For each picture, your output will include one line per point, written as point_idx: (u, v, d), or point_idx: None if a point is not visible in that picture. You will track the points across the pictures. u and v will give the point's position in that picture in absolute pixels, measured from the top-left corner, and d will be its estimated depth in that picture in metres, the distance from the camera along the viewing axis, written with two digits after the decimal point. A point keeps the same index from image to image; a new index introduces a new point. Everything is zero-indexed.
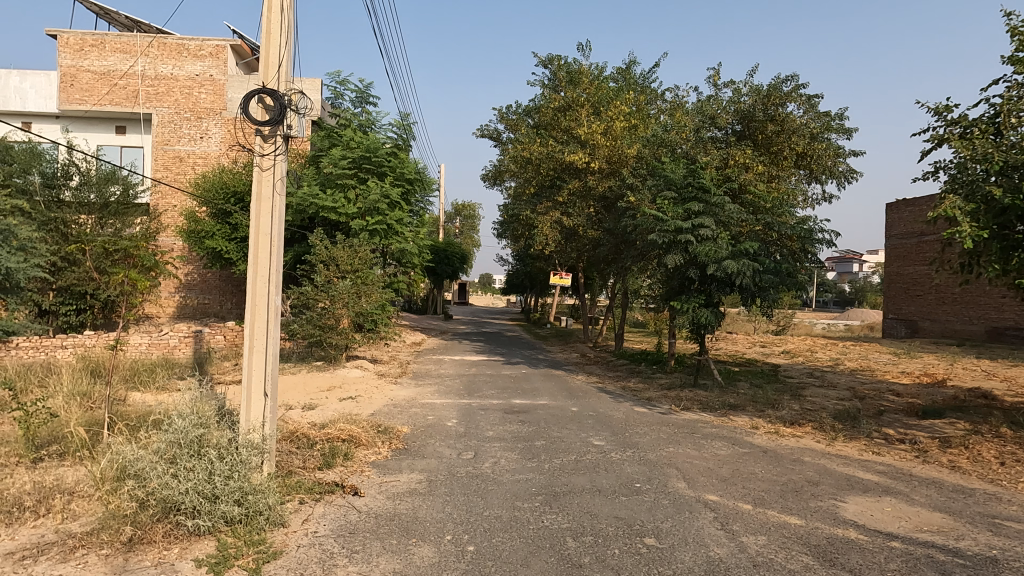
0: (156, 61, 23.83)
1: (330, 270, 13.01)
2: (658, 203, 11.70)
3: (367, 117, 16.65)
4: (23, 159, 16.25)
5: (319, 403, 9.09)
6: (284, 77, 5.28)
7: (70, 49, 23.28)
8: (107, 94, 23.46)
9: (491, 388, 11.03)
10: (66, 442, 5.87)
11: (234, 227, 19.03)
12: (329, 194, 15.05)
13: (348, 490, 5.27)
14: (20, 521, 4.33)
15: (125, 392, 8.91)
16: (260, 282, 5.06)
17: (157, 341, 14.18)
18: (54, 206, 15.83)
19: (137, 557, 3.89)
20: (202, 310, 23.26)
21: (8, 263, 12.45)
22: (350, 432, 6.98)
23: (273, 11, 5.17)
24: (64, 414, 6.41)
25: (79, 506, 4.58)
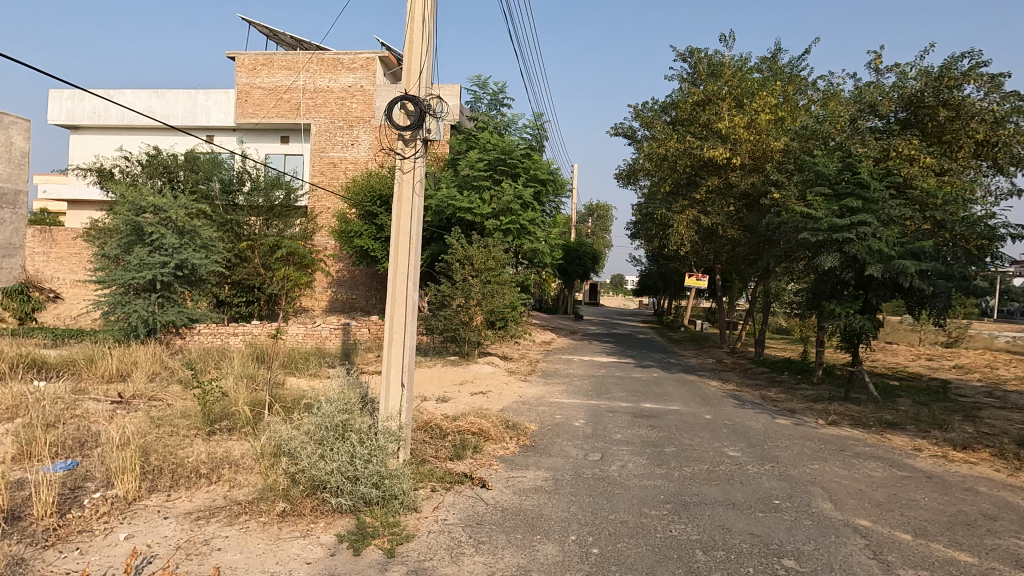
0: (315, 76, 25.98)
1: (466, 268, 13.40)
2: (808, 200, 10.85)
3: (502, 119, 17.16)
4: (206, 167, 18.30)
5: (452, 396, 9.47)
6: (425, 83, 5.55)
7: (246, 69, 26.19)
8: (274, 107, 26.06)
9: (620, 390, 10.85)
10: (234, 418, 6.56)
11: (379, 228, 20.35)
12: (466, 195, 15.68)
13: (477, 481, 5.43)
14: (197, 485, 4.92)
15: (283, 377, 9.87)
16: (399, 278, 5.37)
17: (311, 331, 15.52)
18: (230, 210, 17.77)
19: (290, 527, 4.27)
20: (350, 304, 25.07)
21: (191, 259, 14.26)
22: (480, 425, 7.18)
23: (415, 20, 5.47)
24: (233, 393, 7.19)
25: (243, 477, 5.10)
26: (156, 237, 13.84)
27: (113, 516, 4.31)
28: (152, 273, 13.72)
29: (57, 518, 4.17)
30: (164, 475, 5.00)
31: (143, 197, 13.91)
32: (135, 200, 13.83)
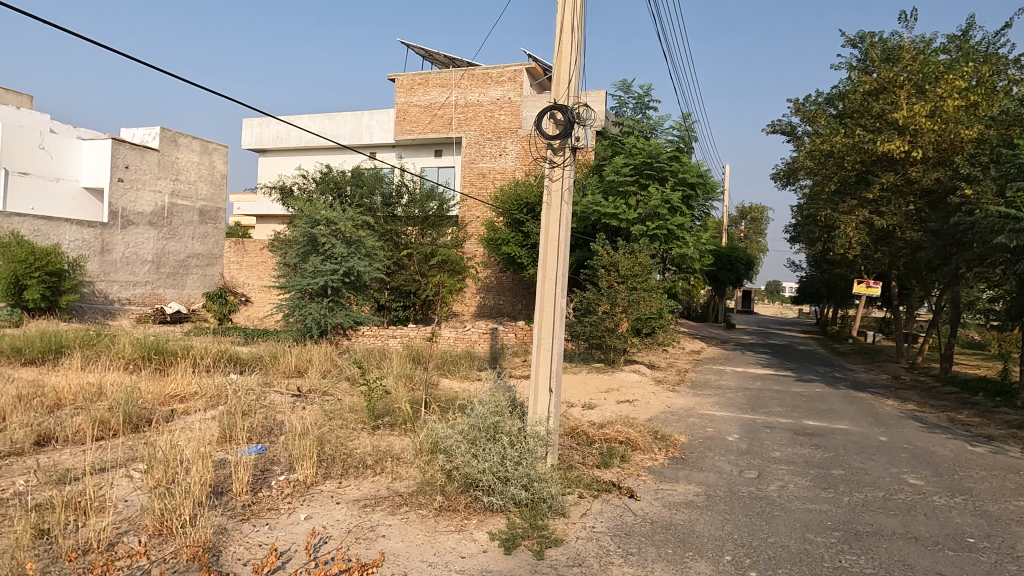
0: (466, 91, 27.23)
1: (612, 274, 13.27)
2: (1008, 197, 9.44)
3: (649, 122, 16.81)
4: (369, 182, 19.95)
5: (598, 403, 9.42)
6: (574, 92, 5.61)
7: (404, 89, 28.15)
8: (429, 123, 27.70)
9: (778, 405, 10.14)
10: (395, 415, 7.02)
11: (525, 235, 20.78)
12: (611, 201, 15.66)
13: (624, 491, 5.35)
14: (363, 475, 5.34)
15: (436, 378, 10.40)
16: (548, 285, 5.46)
17: (462, 335, 16.17)
18: (390, 220, 19.21)
19: (445, 521, 4.49)
20: (497, 310, 25.84)
21: (357, 266, 15.56)
22: (627, 433, 7.05)
23: (564, 30, 5.54)
24: (394, 392, 7.71)
25: (403, 470, 5.45)
26: (328, 247, 15.33)
27: (294, 497, 4.81)
28: (324, 279, 15.20)
29: (251, 495, 4.74)
30: (336, 464, 5.48)
31: (318, 211, 15.48)
32: (311, 214, 15.48)
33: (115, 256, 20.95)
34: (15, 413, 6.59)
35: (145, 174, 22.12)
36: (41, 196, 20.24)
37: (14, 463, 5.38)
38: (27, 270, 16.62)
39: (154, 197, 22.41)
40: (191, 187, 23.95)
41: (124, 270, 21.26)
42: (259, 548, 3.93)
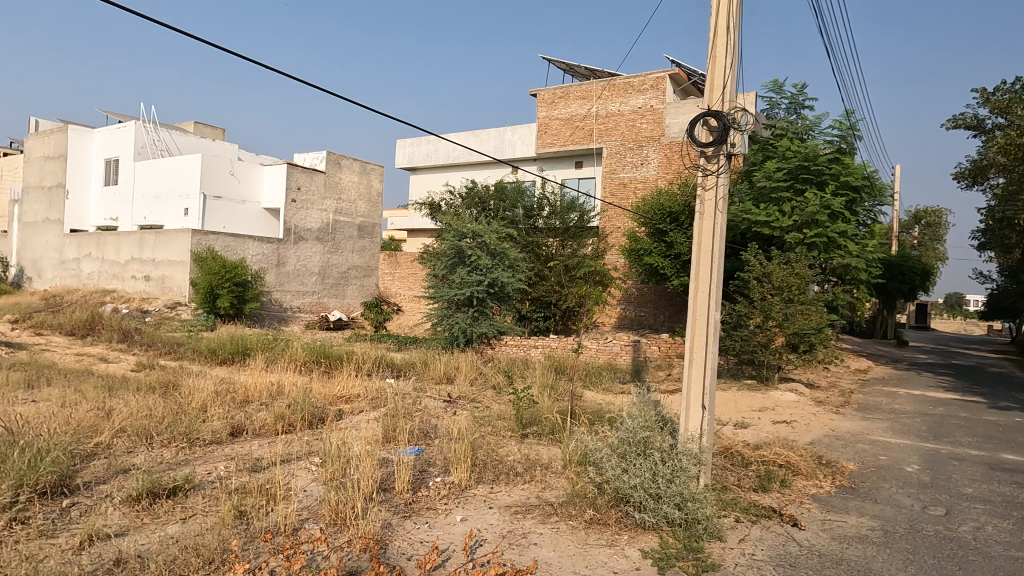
0: (606, 102, 27.18)
1: (764, 286, 12.50)
2: None
3: (804, 123, 15.72)
4: (511, 197, 20.60)
5: (751, 422, 8.89)
6: (729, 97, 5.41)
7: (545, 103, 28.78)
8: (570, 136, 28.00)
9: (966, 434, 8.94)
10: (542, 425, 7.08)
11: (668, 245, 20.17)
12: (762, 208, 14.90)
13: (787, 519, 4.99)
14: (514, 482, 5.46)
15: (580, 389, 10.40)
16: (700, 297, 5.29)
17: (603, 347, 16.01)
18: (532, 232, 19.64)
19: (596, 534, 4.47)
20: (638, 322, 25.33)
21: (501, 277, 16.03)
22: (787, 456, 6.57)
23: (718, 33, 5.36)
24: (540, 402, 7.79)
25: (552, 480, 5.50)
26: (474, 258, 15.98)
27: (450, 499, 5.02)
28: (469, 290, 15.80)
29: (411, 494, 5.03)
30: (488, 469, 5.65)
31: (464, 225, 16.24)
32: (458, 228, 16.28)
33: (288, 268, 23.34)
34: (213, 407, 7.52)
35: (314, 194, 24.48)
36: (231, 217, 23.10)
37: (215, 450, 6.14)
38: (220, 281, 19.01)
39: (320, 215, 24.71)
40: (352, 205, 26.09)
41: (295, 281, 23.63)
42: (421, 544, 4.16)
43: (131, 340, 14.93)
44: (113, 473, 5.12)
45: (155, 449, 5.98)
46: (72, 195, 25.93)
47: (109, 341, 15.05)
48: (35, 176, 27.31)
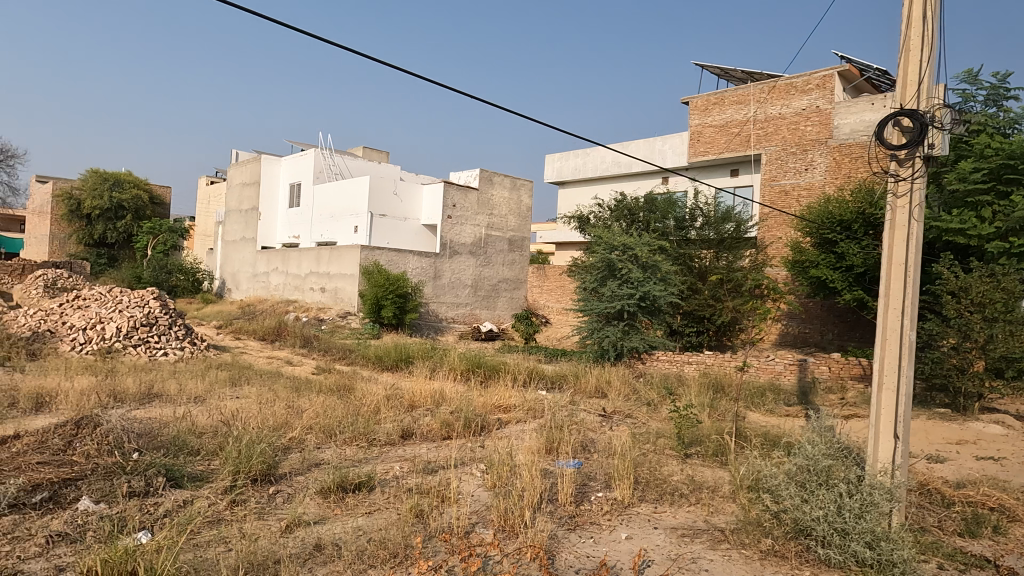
0: (766, 105, 25.67)
1: (961, 301, 11.05)
2: None
3: (1007, 116, 13.80)
4: (662, 207, 20.09)
5: (949, 457, 7.85)
6: (925, 94, 4.87)
7: (698, 110, 27.95)
8: (725, 143, 26.85)
9: None
10: (707, 445, 6.76)
11: (839, 257, 18.44)
12: (955, 215, 13.30)
13: (1005, 571, 4.32)
14: (679, 503, 5.28)
15: (742, 409, 9.84)
16: (892, 314, 4.80)
17: (765, 366, 15.06)
18: (684, 244, 19.03)
19: (773, 567, 4.18)
20: (803, 339, 23.50)
21: (652, 290, 15.66)
22: (1000, 499, 5.71)
23: (912, 24, 4.85)
24: (703, 423, 7.45)
25: (720, 505, 5.24)
26: (625, 271, 15.81)
27: (614, 515, 4.97)
28: (620, 303, 15.66)
29: (574, 507, 5.05)
30: (651, 488, 5.52)
31: (615, 237, 16.13)
32: (609, 240, 16.21)
33: (444, 280, 24.62)
34: (385, 410, 8.09)
35: (468, 210, 25.60)
36: (394, 233, 24.87)
37: (389, 450, 6.59)
38: (385, 293, 20.51)
39: (474, 230, 25.80)
40: (503, 220, 26.94)
41: (450, 293, 24.85)
42: (588, 559, 4.15)
43: (310, 346, 16.56)
44: (307, 466, 5.69)
45: (338, 447, 6.55)
46: (263, 216, 29.42)
47: (293, 346, 16.80)
48: (236, 201, 31.36)
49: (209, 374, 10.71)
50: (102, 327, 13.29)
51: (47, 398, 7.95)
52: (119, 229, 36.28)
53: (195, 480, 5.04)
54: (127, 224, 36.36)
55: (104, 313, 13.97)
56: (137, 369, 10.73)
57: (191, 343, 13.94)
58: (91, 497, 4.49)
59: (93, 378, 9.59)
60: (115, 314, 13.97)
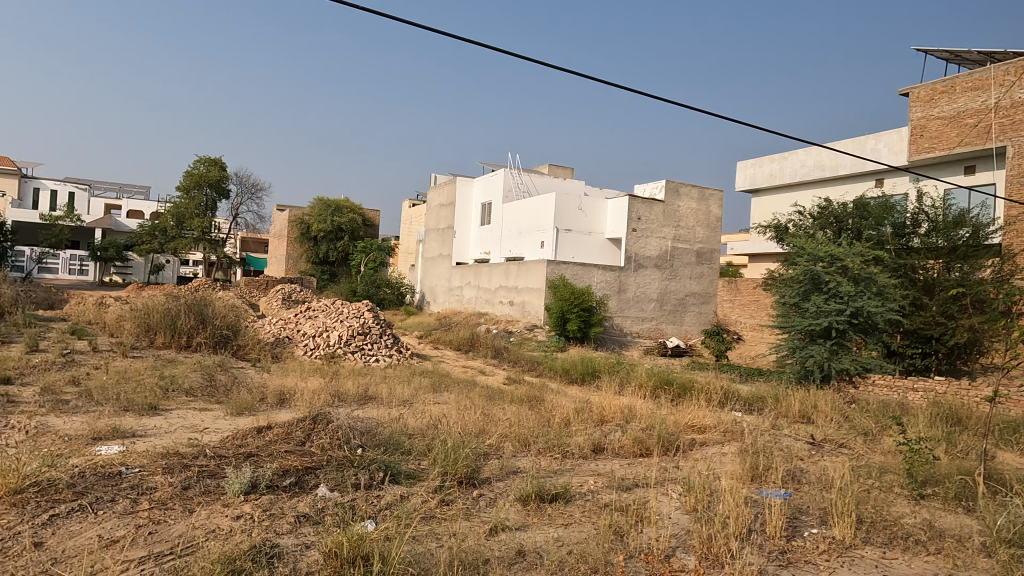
0: (1012, 89, 21.34)
1: None
2: None
3: None
4: (876, 212, 17.92)
5: None
6: None
7: (921, 101, 24.65)
8: (957, 137, 23.28)
9: None
10: (947, 487, 5.80)
11: None
12: None
13: None
14: (915, 551, 4.60)
15: (990, 447, 8.34)
16: None
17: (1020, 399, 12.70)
18: (905, 253, 16.75)
19: None
20: None
21: (867, 306, 13.96)
22: None
23: None
24: (940, 461, 6.42)
25: (971, 559, 4.46)
26: (833, 284, 14.36)
27: (832, 556, 4.47)
28: (828, 319, 14.18)
29: (785, 542, 4.64)
30: (878, 530, 4.89)
31: (820, 248, 14.85)
32: (813, 251, 14.95)
33: (629, 294, 24.35)
34: (575, 423, 8.16)
35: (654, 222, 25.04)
36: (579, 247, 25.20)
37: (581, 464, 6.63)
38: (570, 306, 20.81)
39: (659, 243, 25.16)
40: (691, 232, 25.96)
41: (635, 307, 24.49)
42: None
43: (501, 357, 17.33)
44: (506, 473, 5.93)
45: (533, 456, 6.74)
46: (458, 234, 31.52)
47: (485, 356, 17.72)
48: (434, 220, 34.02)
49: (413, 380, 11.68)
50: (327, 335, 15.16)
51: (287, 395, 9.23)
52: (338, 249, 41.23)
53: (409, 477, 5.51)
54: (344, 244, 41.21)
55: (329, 323, 15.93)
56: (355, 373, 12.05)
57: (398, 351, 15.33)
58: (327, 485, 5.11)
59: (322, 379, 10.94)
60: (337, 323, 15.87)
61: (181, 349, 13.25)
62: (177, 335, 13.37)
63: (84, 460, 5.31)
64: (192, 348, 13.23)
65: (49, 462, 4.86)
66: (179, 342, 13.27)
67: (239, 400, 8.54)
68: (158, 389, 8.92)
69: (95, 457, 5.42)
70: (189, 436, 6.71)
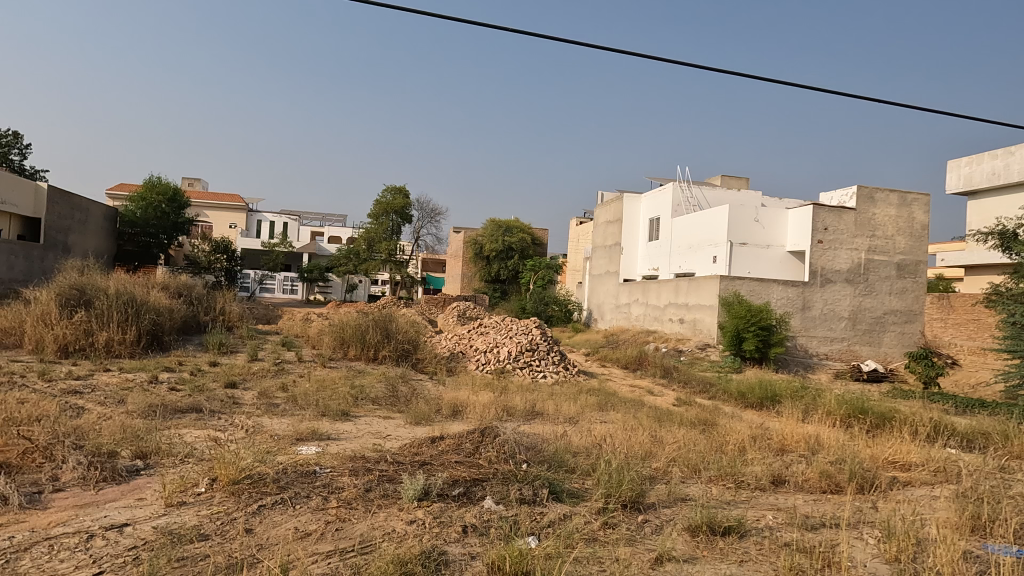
0: None
1: None
2: None
3: None
4: None
5: None
6: None
7: None
8: None
9: None
10: None
11: None
12: None
13: None
14: None
15: None
16: None
17: None
18: None
19: None
20: None
21: None
22: None
23: None
24: None
25: None
26: None
27: None
28: None
29: None
30: None
31: None
32: None
33: (815, 312, 22.24)
34: (752, 450, 7.57)
35: (844, 233, 22.61)
36: (756, 262, 23.62)
37: (759, 496, 6.10)
38: (746, 325, 19.48)
39: (851, 255, 22.67)
40: (889, 242, 23.09)
41: (823, 326, 22.29)
42: None
43: (670, 376, 16.71)
44: (674, 500, 5.65)
45: (704, 484, 6.35)
46: (625, 250, 31.14)
47: (653, 376, 17.18)
48: (601, 237, 34.00)
49: (579, 398, 11.64)
50: (498, 350, 15.71)
51: (461, 407, 9.69)
52: (509, 268, 42.80)
53: (573, 496, 5.48)
54: (515, 263, 42.69)
55: (499, 339, 16.50)
56: (522, 389, 12.31)
57: (565, 368, 15.42)
58: (493, 497, 5.25)
59: (492, 393, 11.34)
60: (507, 339, 16.38)
61: (369, 360, 14.51)
62: (366, 348, 14.69)
63: (287, 457, 6.00)
64: (379, 360, 14.47)
65: (259, 457, 5.56)
66: (368, 354, 14.55)
67: (417, 411, 9.16)
68: (349, 397, 9.85)
69: (296, 455, 6.11)
70: (373, 442, 7.30)
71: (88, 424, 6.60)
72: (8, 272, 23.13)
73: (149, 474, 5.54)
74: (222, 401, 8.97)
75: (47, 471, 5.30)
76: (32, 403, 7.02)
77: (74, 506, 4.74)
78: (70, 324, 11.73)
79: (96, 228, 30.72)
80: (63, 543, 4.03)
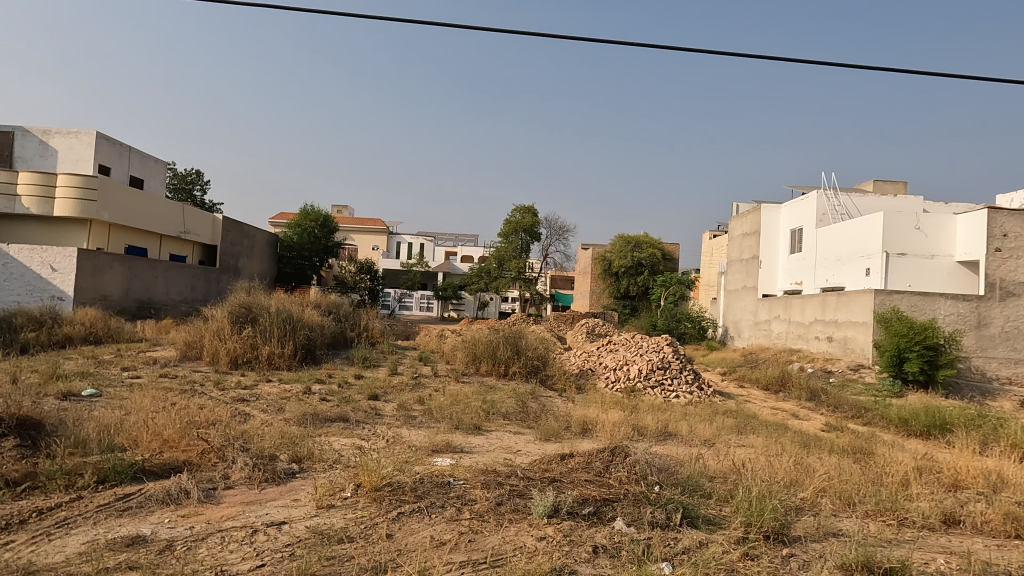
0: None
1: None
2: None
3: None
4: None
5: None
6: None
7: None
8: None
9: None
10: None
11: None
12: None
13: None
14: None
15: None
16: None
17: None
18: None
19: None
20: None
21: None
22: None
23: None
24: None
25: None
26: None
27: None
28: None
29: None
30: None
31: None
32: None
33: (994, 330, 19.61)
34: (917, 484, 6.74)
35: None
36: (919, 273, 21.26)
37: (927, 537, 5.44)
38: (908, 343, 17.55)
39: None
40: None
41: (1004, 346, 19.59)
42: None
43: (818, 400, 15.42)
44: (823, 534, 5.19)
45: (859, 519, 5.76)
46: (764, 264, 29.43)
47: (798, 398, 15.94)
48: (737, 251, 32.39)
49: (715, 420, 11.07)
50: (627, 368, 15.40)
51: (591, 425, 9.60)
52: (638, 284, 42.03)
53: (709, 523, 5.20)
54: (644, 279, 41.87)
55: (629, 356, 16.16)
56: (653, 408, 11.94)
57: (699, 388, 14.76)
58: (624, 519, 5.13)
59: (621, 412, 11.11)
60: (637, 357, 16.02)
61: (500, 376, 14.84)
62: (497, 364, 15.03)
63: (423, 468, 6.27)
64: (510, 376, 14.73)
65: (399, 467, 5.86)
66: (499, 370, 14.89)
67: (547, 428, 9.21)
68: (481, 412, 10.12)
69: (431, 467, 6.37)
70: (504, 457, 7.42)
71: (253, 429, 7.34)
72: (192, 292, 26.45)
73: (303, 477, 6.03)
74: (365, 412, 9.58)
75: (220, 470, 5.94)
76: (209, 409, 7.93)
77: (242, 502, 5.27)
78: (240, 339, 13.14)
79: (261, 253, 34.29)
80: (233, 535, 4.49)
